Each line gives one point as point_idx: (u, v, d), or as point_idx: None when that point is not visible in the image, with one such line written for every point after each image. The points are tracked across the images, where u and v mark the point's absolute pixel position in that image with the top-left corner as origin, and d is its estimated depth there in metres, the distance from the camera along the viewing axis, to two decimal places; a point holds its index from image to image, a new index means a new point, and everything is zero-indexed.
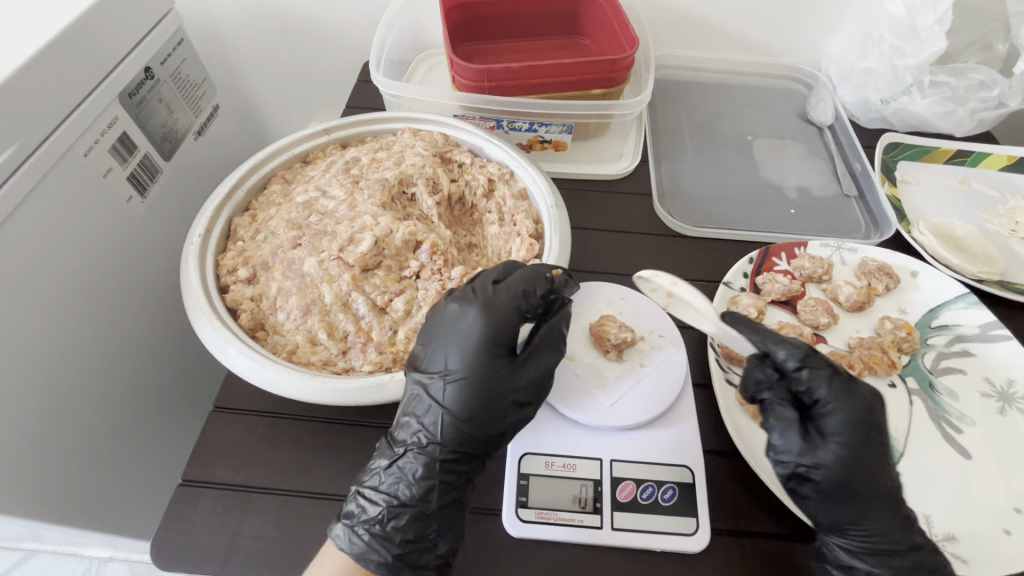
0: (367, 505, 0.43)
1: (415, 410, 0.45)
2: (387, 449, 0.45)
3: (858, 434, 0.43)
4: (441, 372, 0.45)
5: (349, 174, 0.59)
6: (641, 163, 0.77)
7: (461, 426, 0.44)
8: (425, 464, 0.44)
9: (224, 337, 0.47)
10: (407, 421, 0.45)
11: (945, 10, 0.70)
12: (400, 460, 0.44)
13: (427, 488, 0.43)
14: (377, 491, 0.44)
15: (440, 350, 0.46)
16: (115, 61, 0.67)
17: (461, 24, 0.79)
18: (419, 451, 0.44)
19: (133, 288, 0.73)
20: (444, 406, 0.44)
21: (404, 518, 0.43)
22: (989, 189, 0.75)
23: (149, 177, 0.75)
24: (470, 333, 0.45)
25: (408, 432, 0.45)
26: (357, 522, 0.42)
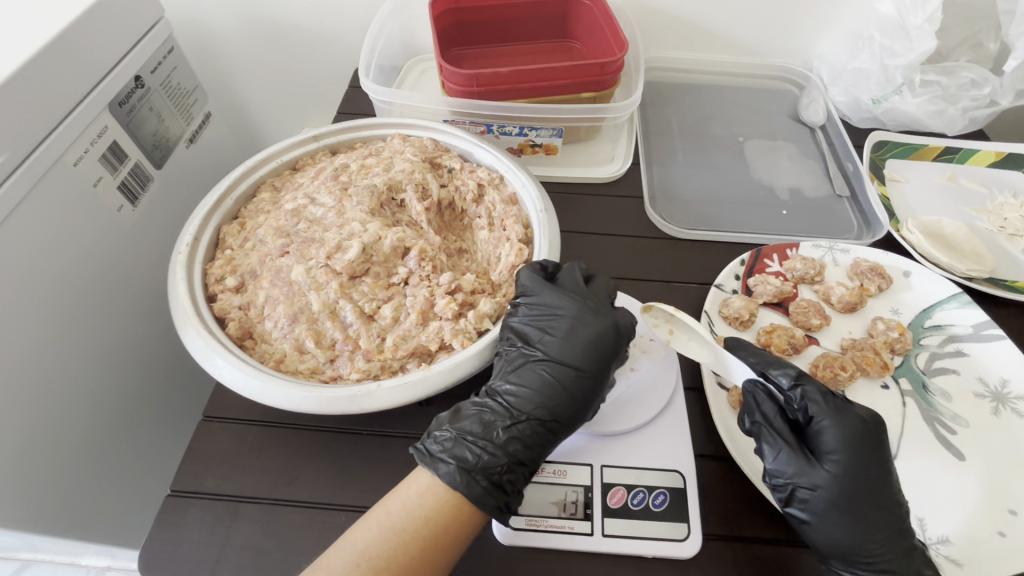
0: (490, 453, 0.43)
1: (532, 380, 0.47)
2: (501, 406, 0.46)
3: (855, 450, 0.44)
4: (561, 353, 0.48)
5: (338, 181, 0.59)
6: (632, 166, 0.77)
7: (571, 407, 0.47)
8: (541, 427, 0.46)
9: (211, 346, 0.47)
10: (519, 388, 0.47)
11: (935, 10, 0.69)
12: (518, 420, 0.45)
13: (538, 446, 0.45)
14: (495, 443, 0.44)
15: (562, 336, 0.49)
16: (105, 70, 0.67)
17: (451, 29, 0.79)
18: (537, 413, 0.46)
19: (125, 299, 0.73)
20: (559, 385, 0.47)
21: (518, 472, 0.44)
22: (981, 186, 0.75)
23: (141, 186, 0.75)
24: (591, 328, 0.49)
25: (521, 395, 0.47)
26: (473, 468, 0.42)
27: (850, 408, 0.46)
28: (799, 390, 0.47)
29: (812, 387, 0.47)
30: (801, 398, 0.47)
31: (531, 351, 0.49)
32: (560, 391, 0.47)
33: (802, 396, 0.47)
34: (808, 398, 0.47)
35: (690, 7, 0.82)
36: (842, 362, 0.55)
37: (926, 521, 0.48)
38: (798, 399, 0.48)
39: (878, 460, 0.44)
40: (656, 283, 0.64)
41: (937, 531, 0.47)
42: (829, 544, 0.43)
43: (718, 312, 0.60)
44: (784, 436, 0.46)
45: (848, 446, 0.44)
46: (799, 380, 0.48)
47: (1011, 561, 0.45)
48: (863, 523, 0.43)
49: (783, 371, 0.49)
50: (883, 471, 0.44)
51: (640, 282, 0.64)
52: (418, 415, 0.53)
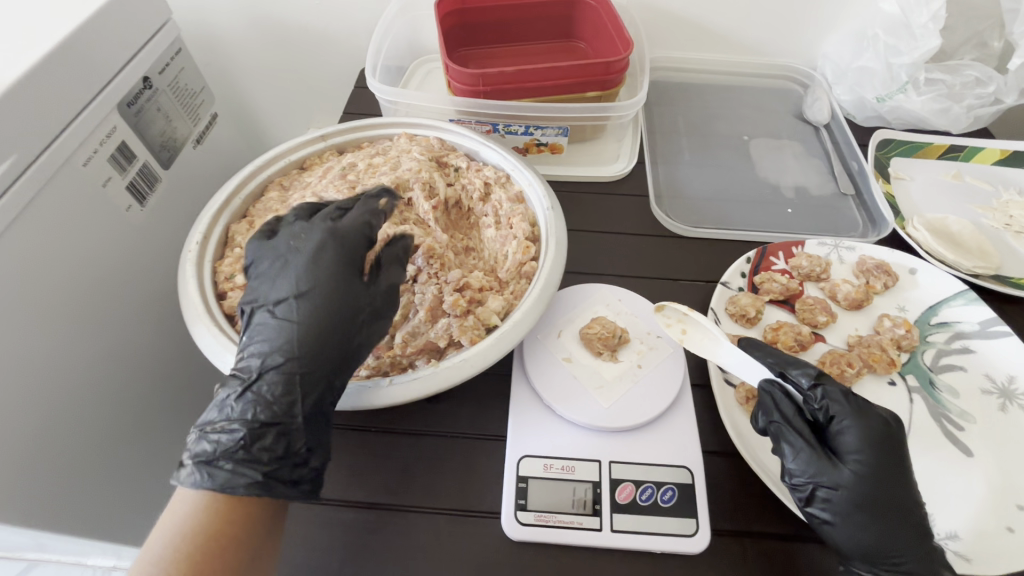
0: (230, 429, 0.41)
1: (272, 338, 0.43)
2: (240, 377, 0.42)
3: (877, 449, 0.44)
4: (274, 295, 0.45)
5: (346, 180, 0.59)
6: (638, 165, 0.77)
7: (314, 343, 0.43)
8: (291, 384, 0.42)
9: (222, 343, 0.47)
10: (250, 353, 0.43)
11: (939, 8, 0.70)
12: (257, 381, 0.42)
13: (290, 404, 0.42)
14: (230, 420, 0.41)
15: (275, 279, 0.45)
16: (114, 71, 0.67)
17: (456, 30, 0.79)
18: (279, 369, 0.42)
19: (135, 298, 0.73)
20: (294, 333, 0.43)
21: (270, 437, 0.41)
22: (985, 184, 0.75)
23: (149, 186, 0.76)
24: (317, 258, 0.45)
25: (250, 357, 0.43)
26: (214, 457, 0.40)
27: (867, 407, 0.46)
28: (820, 390, 0.47)
29: (832, 387, 0.47)
30: (820, 396, 0.47)
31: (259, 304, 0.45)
32: (286, 337, 0.43)
33: (823, 395, 0.47)
34: (827, 398, 0.47)
35: (694, 7, 0.82)
36: (849, 359, 0.55)
37: (935, 517, 0.48)
38: (818, 398, 0.47)
39: (899, 459, 0.44)
40: (662, 281, 0.64)
41: (945, 527, 0.47)
42: (854, 545, 0.42)
43: (725, 309, 0.60)
44: (804, 437, 0.45)
45: (871, 445, 0.44)
46: (819, 380, 0.47)
47: (1019, 556, 0.45)
48: (887, 522, 0.42)
49: (802, 371, 0.49)
50: (903, 470, 0.44)
51: (646, 279, 0.64)
52: (426, 411, 0.53)
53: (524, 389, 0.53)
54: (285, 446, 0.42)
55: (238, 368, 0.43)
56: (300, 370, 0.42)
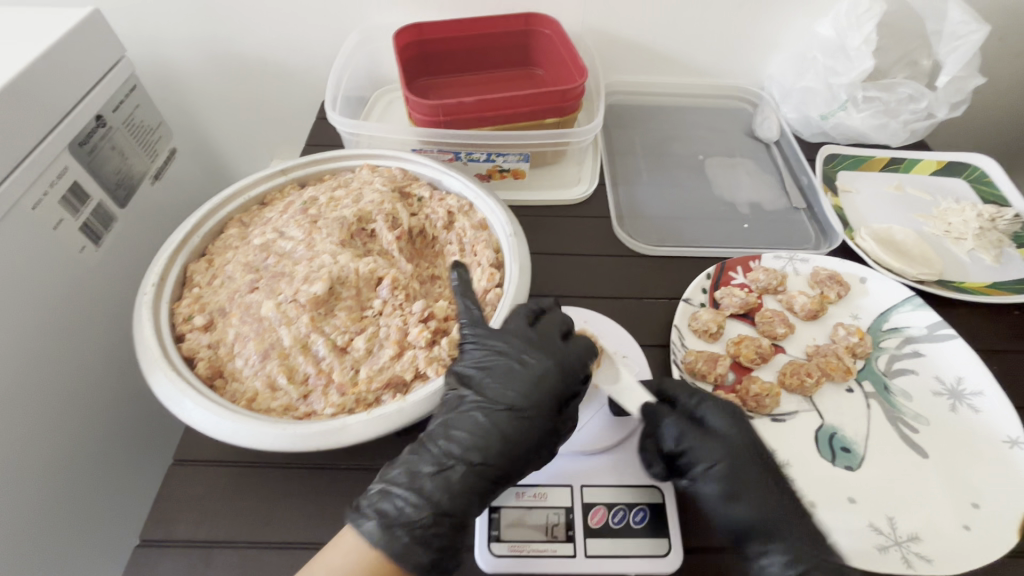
0: (436, 485, 0.44)
1: (503, 420, 0.47)
2: (433, 456, 0.45)
3: (716, 443, 0.47)
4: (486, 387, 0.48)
5: (307, 215, 0.59)
6: (599, 187, 0.79)
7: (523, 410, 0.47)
8: (507, 445, 0.46)
9: (180, 389, 0.45)
10: (471, 423, 0.47)
11: (870, 31, 0.75)
12: (455, 444, 0.46)
13: (509, 456, 0.45)
14: (394, 497, 0.43)
15: (494, 368, 0.49)
16: (65, 111, 0.66)
17: (416, 61, 0.81)
18: (512, 430, 0.46)
19: (88, 341, 0.71)
20: (493, 417, 0.47)
21: (440, 510, 0.43)
22: (924, 194, 0.79)
23: (104, 226, 0.74)
24: (512, 360, 0.49)
25: (471, 426, 0.46)
26: (396, 522, 0.42)
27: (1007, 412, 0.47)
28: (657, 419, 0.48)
29: (665, 412, 0.48)
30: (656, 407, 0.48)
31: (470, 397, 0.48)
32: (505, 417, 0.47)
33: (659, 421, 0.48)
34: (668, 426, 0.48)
35: (645, 34, 0.86)
36: (806, 369, 0.57)
37: (896, 520, 0.49)
38: (659, 429, 0.48)
39: (736, 441, 0.48)
40: (627, 300, 0.66)
41: (907, 529, 0.48)
42: (741, 526, 0.45)
43: (687, 325, 0.62)
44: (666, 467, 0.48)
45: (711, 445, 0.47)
46: (655, 412, 0.48)
47: (973, 553, 0.46)
48: (756, 494, 0.46)
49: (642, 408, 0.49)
50: (746, 452, 0.47)
51: (612, 299, 0.66)
52: (397, 444, 0.52)
53: None
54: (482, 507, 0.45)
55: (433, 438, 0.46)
56: (525, 436, 0.46)
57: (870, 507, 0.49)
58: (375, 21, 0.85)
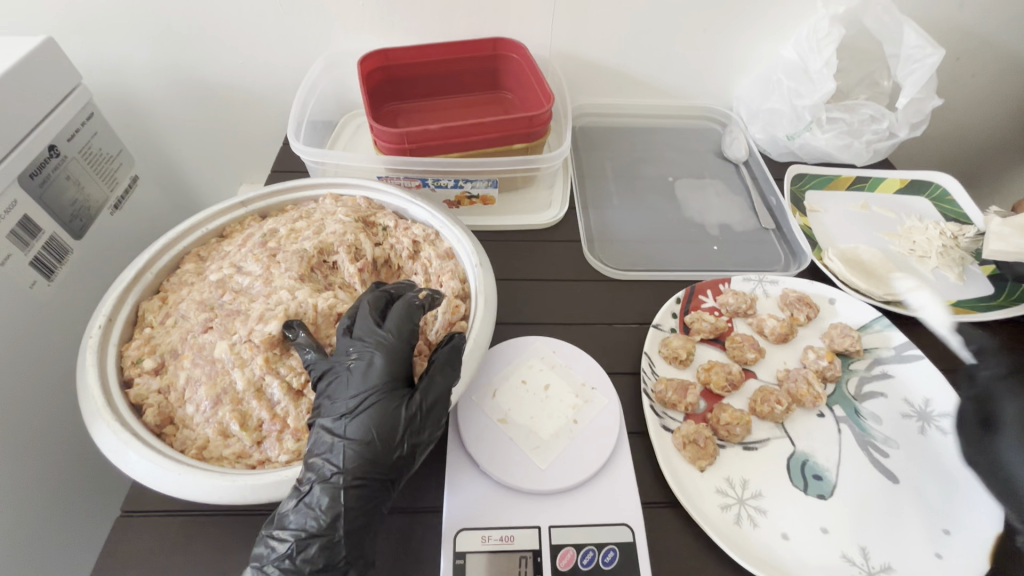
0: (321, 510, 0.41)
1: (373, 418, 0.43)
2: (307, 483, 0.42)
3: None
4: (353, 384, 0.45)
5: (266, 248, 0.57)
6: (570, 211, 0.79)
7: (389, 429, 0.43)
8: (375, 467, 0.42)
9: (124, 440, 0.43)
10: (344, 428, 0.43)
11: (830, 56, 0.76)
12: (340, 467, 0.42)
13: (383, 459, 0.43)
14: (286, 529, 0.41)
15: (360, 367, 0.46)
16: (13, 143, 0.64)
17: (383, 86, 0.80)
18: (382, 428, 0.43)
19: (40, 381, 0.67)
20: (358, 443, 0.43)
21: (314, 548, 0.40)
22: (890, 212, 0.80)
23: (57, 259, 0.71)
24: (387, 352, 0.46)
25: (347, 430, 0.43)
26: (266, 562, 0.40)
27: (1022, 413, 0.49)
28: None
29: None
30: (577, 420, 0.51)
31: (336, 429, 0.43)
32: (377, 414, 0.43)
33: None
34: None
35: (613, 57, 0.86)
36: (776, 396, 0.56)
37: (868, 549, 0.48)
38: None
39: None
40: (598, 327, 0.65)
41: (879, 559, 0.48)
42: None
43: (658, 350, 0.61)
44: None
45: None
46: None
47: None
48: None
49: None
50: None
51: (582, 327, 0.65)
52: None
53: (460, 454, 0.51)
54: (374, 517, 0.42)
55: (312, 466, 0.42)
56: (394, 430, 0.43)
57: (841, 536, 0.49)
58: (342, 46, 0.84)
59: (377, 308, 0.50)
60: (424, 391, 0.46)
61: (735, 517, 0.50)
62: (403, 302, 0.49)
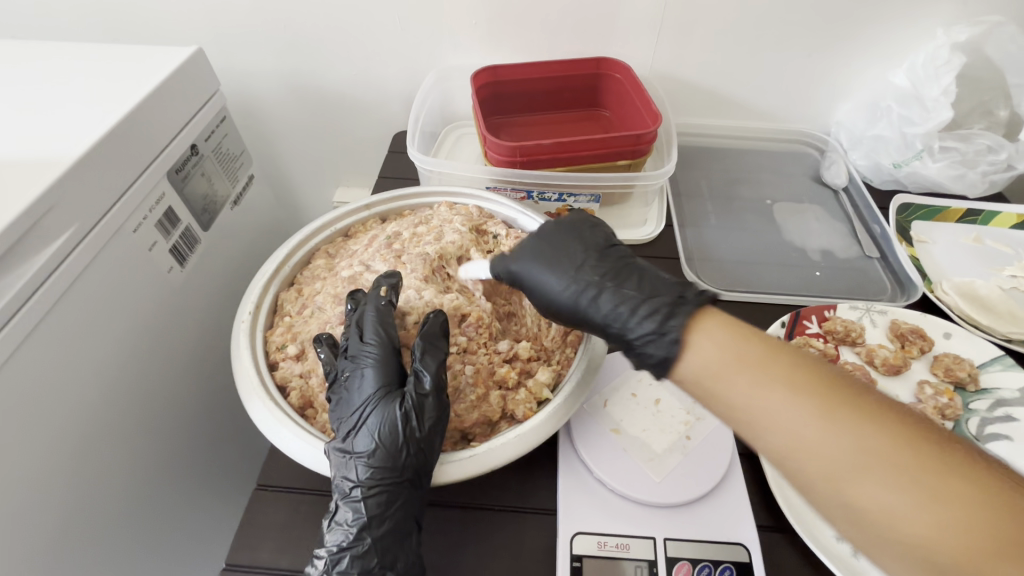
0: (354, 517, 0.45)
1: (363, 433, 0.46)
2: (340, 495, 0.45)
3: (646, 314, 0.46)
4: (551, 286, 0.50)
5: (392, 249, 0.61)
6: (666, 228, 0.80)
7: (389, 434, 0.46)
8: (393, 473, 0.45)
9: (277, 418, 0.47)
10: (357, 439, 0.46)
11: (949, 84, 0.75)
12: (356, 481, 0.45)
13: (392, 467, 0.45)
14: (326, 542, 0.45)
15: (351, 384, 0.48)
16: (165, 142, 0.71)
17: (489, 101, 0.84)
18: (383, 441, 0.46)
19: (173, 360, 0.73)
20: (373, 453, 0.45)
21: (350, 559, 0.44)
22: (1006, 247, 0.77)
23: (190, 247, 0.78)
24: (378, 368, 0.48)
25: (357, 443, 0.46)
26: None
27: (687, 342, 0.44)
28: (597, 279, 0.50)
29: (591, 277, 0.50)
30: (695, 320, 0.42)
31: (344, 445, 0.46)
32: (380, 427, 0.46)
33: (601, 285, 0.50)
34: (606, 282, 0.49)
35: (712, 79, 0.87)
36: None
37: None
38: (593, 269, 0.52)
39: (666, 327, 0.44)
40: None
41: None
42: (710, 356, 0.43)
43: None
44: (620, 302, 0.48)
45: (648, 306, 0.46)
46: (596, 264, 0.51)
47: None
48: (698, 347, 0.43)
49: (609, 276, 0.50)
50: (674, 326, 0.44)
51: None
52: (474, 483, 0.52)
53: (571, 458, 0.52)
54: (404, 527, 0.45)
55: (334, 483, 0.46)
56: (395, 443, 0.45)
57: None
58: (450, 61, 0.88)
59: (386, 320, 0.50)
60: (430, 405, 0.46)
61: (853, 549, 0.47)
62: (371, 307, 0.51)
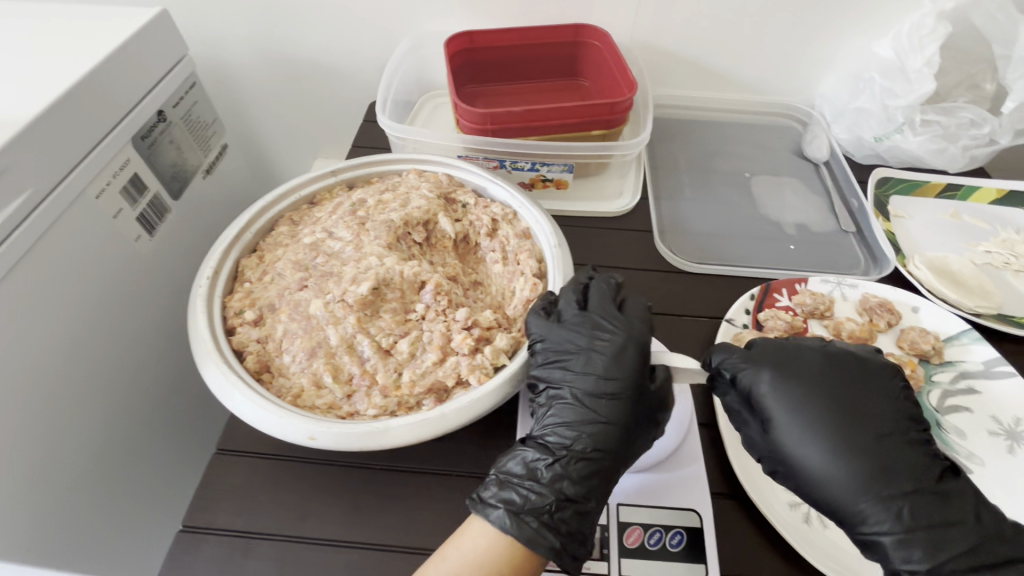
0: (524, 494, 0.44)
1: (563, 412, 0.48)
2: (544, 448, 0.47)
3: (811, 433, 0.47)
4: (790, 449, 0.47)
5: (355, 216, 0.60)
6: (641, 201, 0.79)
7: (625, 407, 0.47)
8: (622, 436, 0.47)
9: (230, 382, 0.47)
10: (555, 419, 0.48)
11: (933, 54, 0.73)
12: (571, 438, 0.47)
13: (619, 434, 0.47)
14: (521, 491, 0.44)
15: (576, 354, 0.49)
16: (130, 106, 0.69)
17: (465, 68, 0.82)
18: (588, 423, 0.47)
19: (141, 330, 0.73)
20: (601, 418, 0.47)
21: (568, 514, 0.44)
22: (983, 223, 0.76)
23: (158, 216, 0.76)
24: (616, 358, 0.49)
25: (557, 424, 0.48)
26: (519, 511, 0.43)
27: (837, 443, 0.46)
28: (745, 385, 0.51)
29: (755, 384, 0.50)
30: None
31: (561, 393, 0.49)
32: (606, 405, 0.47)
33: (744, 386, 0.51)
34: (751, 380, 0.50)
35: (694, 48, 0.85)
36: None
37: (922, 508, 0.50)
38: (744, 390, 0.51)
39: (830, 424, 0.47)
40: (668, 317, 0.65)
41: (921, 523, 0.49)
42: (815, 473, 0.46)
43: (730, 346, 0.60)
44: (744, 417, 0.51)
45: (789, 408, 0.48)
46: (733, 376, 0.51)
47: None
48: (823, 429, 0.47)
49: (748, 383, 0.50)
50: (833, 417, 0.47)
51: (652, 316, 0.65)
52: (433, 448, 0.53)
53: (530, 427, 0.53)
54: (580, 519, 0.44)
55: (544, 434, 0.48)
56: (622, 426, 0.47)
57: None
58: (426, 27, 0.86)
59: (611, 299, 0.53)
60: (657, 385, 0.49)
61: (805, 516, 0.49)
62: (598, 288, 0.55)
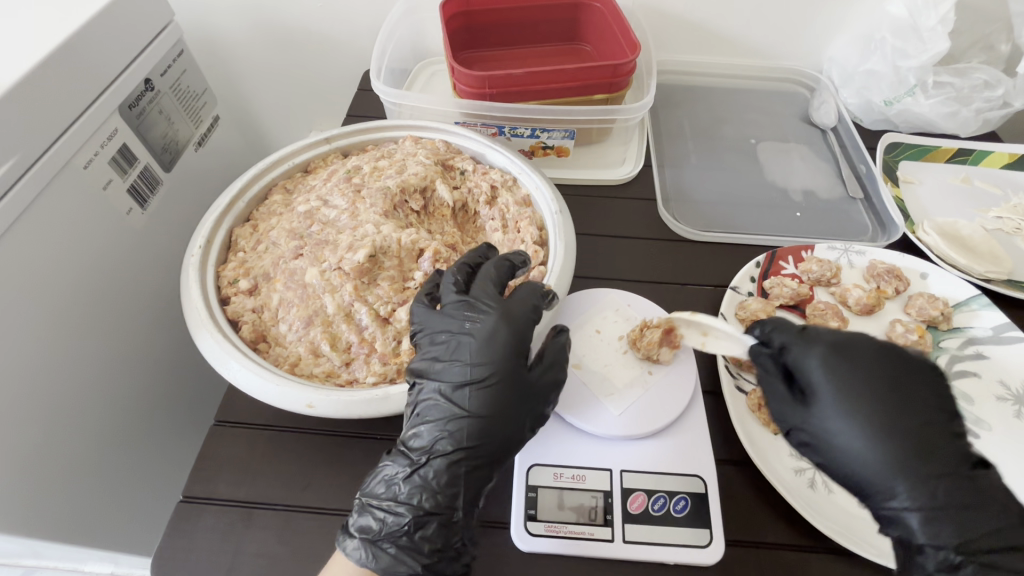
0: (380, 518, 0.41)
1: (427, 412, 0.43)
2: (406, 456, 0.43)
3: (847, 412, 0.42)
4: (824, 429, 0.43)
5: (350, 183, 0.58)
6: (644, 168, 0.77)
7: (492, 405, 0.42)
8: (495, 437, 0.42)
9: (225, 350, 0.46)
10: (418, 423, 0.43)
11: (948, 11, 0.70)
12: (434, 447, 0.42)
13: (487, 436, 0.42)
14: (383, 505, 0.41)
15: (446, 346, 0.44)
16: (115, 73, 0.66)
17: (461, 32, 0.79)
18: (449, 423, 0.42)
19: (134, 305, 0.72)
20: (461, 420, 0.42)
21: (431, 529, 0.41)
22: (994, 188, 0.74)
23: (149, 189, 0.75)
24: (495, 338, 0.43)
25: (420, 428, 0.43)
26: (379, 536, 0.40)
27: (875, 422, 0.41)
28: (791, 355, 0.46)
29: (805, 355, 0.45)
30: None
31: (427, 390, 0.44)
32: (471, 399, 0.42)
33: (793, 359, 0.46)
34: (801, 352, 0.46)
35: (701, 9, 0.82)
36: None
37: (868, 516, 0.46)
38: (791, 362, 0.46)
39: (874, 406, 0.42)
40: (671, 286, 0.64)
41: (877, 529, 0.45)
42: (852, 457, 0.41)
43: (735, 314, 0.59)
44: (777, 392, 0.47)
45: (833, 383, 0.43)
46: (784, 345, 0.47)
47: None
48: (866, 408, 0.42)
49: (796, 355, 0.46)
50: (880, 397, 0.42)
51: (655, 284, 0.64)
52: None
53: None
54: (445, 530, 0.41)
55: (408, 439, 0.43)
56: (489, 421, 0.42)
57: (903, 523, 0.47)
58: None
59: (496, 276, 0.48)
60: (537, 372, 0.45)
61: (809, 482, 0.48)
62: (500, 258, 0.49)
